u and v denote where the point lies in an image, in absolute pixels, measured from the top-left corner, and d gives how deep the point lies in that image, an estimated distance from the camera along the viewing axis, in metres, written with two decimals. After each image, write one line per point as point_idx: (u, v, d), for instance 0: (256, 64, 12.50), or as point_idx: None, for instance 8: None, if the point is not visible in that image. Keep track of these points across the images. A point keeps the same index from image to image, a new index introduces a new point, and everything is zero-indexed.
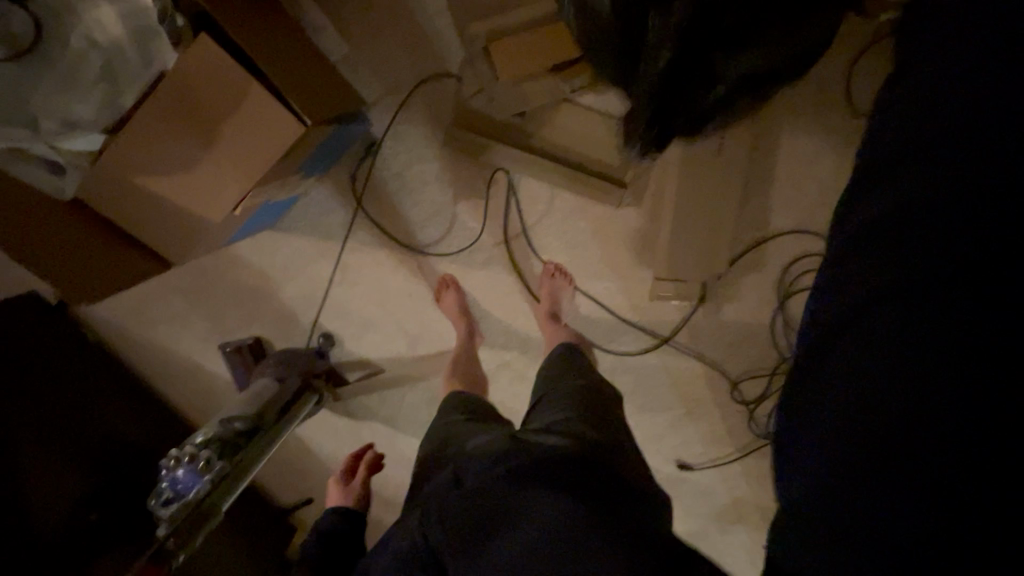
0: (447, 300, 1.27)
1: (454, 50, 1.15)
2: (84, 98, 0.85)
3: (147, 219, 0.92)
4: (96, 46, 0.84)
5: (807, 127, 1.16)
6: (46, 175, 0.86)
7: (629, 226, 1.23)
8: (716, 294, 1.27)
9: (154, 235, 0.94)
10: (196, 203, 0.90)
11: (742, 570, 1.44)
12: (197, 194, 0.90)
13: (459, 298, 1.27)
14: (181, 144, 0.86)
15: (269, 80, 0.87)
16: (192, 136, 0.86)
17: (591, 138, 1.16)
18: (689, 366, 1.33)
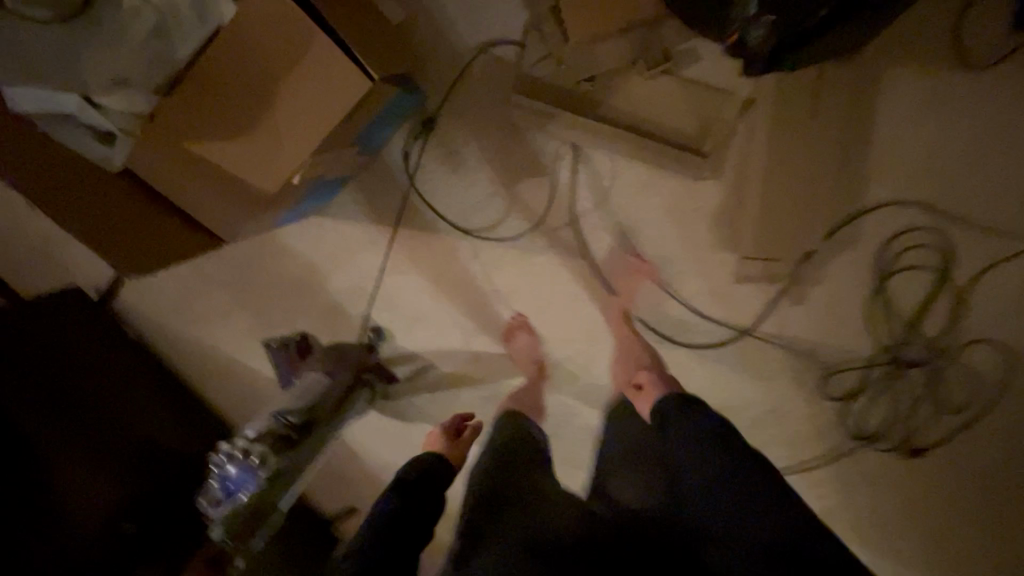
0: (518, 341, 1.22)
1: (517, 15, 1.08)
2: (137, 59, 0.76)
3: (201, 188, 0.84)
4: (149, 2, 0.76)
5: (910, 83, 1.05)
6: (98, 146, 0.79)
7: (706, 202, 1.12)
8: (805, 276, 1.15)
9: (206, 207, 0.86)
10: (250, 171, 0.82)
11: None
12: (252, 160, 0.81)
13: (532, 341, 1.22)
14: (239, 104, 0.79)
15: (330, 31, 0.80)
16: (250, 97, 0.79)
17: (668, 104, 1.06)
18: (774, 357, 1.20)
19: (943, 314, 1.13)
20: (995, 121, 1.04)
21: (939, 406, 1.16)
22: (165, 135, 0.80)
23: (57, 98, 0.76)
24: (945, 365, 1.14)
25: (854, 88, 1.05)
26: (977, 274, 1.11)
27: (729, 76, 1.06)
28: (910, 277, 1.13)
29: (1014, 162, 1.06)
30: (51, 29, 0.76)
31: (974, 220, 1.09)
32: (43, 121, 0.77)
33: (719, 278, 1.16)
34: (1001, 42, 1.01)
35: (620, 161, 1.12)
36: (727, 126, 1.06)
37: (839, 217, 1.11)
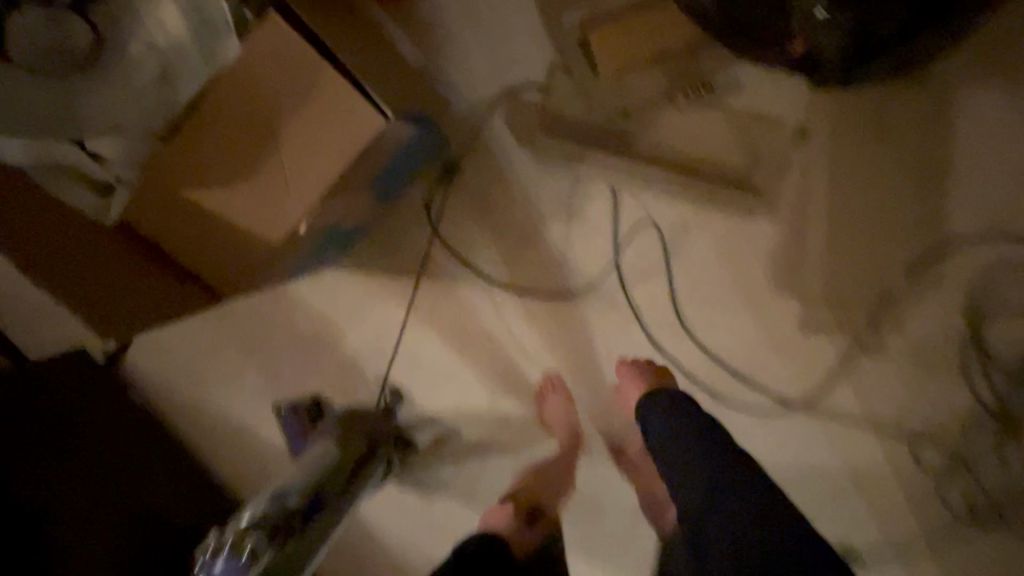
0: (550, 404, 1.10)
1: (543, 49, 1.00)
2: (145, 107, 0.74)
3: (201, 240, 0.77)
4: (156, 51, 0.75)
5: (991, 103, 0.93)
6: (93, 197, 0.76)
7: (761, 243, 1.00)
8: (882, 323, 0.99)
9: (206, 261, 0.78)
10: (253, 220, 0.75)
11: None
12: (256, 208, 0.74)
13: (565, 401, 1.09)
14: (244, 149, 0.72)
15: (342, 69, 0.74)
16: (253, 142, 0.72)
17: (712, 137, 0.97)
18: (852, 418, 1.03)
19: None
20: None
21: None
22: (163, 185, 0.74)
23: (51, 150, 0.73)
24: None
25: (925, 112, 0.93)
26: None
27: (780, 103, 0.96)
28: (1013, 324, 0.96)
29: None
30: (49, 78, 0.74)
31: None
32: (36, 173, 0.74)
33: (780, 328, 1.02)
34: None
35: (660, 200, 1.01)
36: (777, 159, 0.97)
37: (919, 255, 0.97)
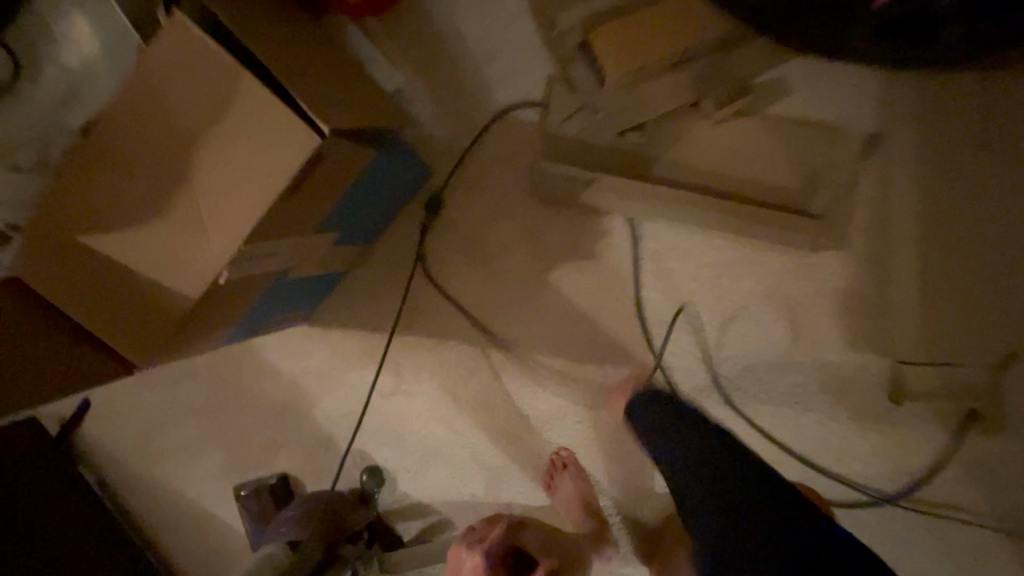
0: (563, 492, 0.86)
1: (539, 63, 0.84)
2: (47, 138, 0.63)
3: (93, 299, 0.60)
4: (66, 72, 0.63)
5: None
6: None
7: (828, 283, 0.77)
8: (1006, 387, 0.74)
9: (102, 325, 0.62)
10: (162, 271, 0.59)
11: None
12: (163, 255, 0.59)
13: (581, 487, 0.85)
14: (148, 184, 0.58)
15: (274, 82, 0.59)
16: (159, 175, 0.58)
17: (753, 153, 0.78)
18: (976, 518, 0.76)
19: None
20: None
21: None
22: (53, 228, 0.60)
23: None
24: None
25: None
26: None
27: (840, 106, 0.76)
28: None
29: None
30: None
31: None
32: None
33: (863, 394, 0.77)
34: None
35: (693, 233, 0.81)
36: (842, 176, 0.76)
37: None
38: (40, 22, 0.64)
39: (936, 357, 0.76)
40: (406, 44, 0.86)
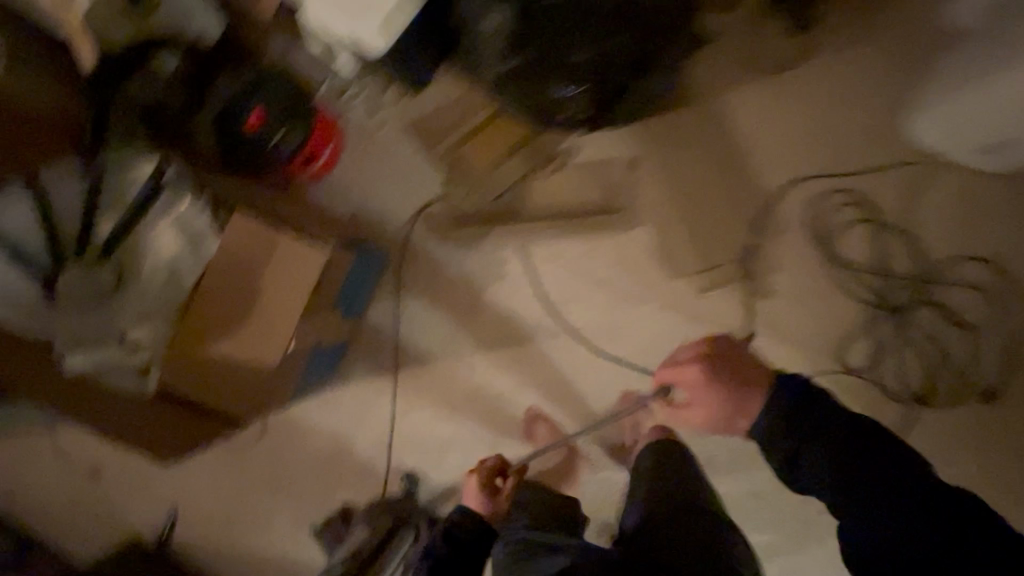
0: (539, 433, 1.30)
1: (430, 173, 1.32)
2: (161, 305, 1.03)
3: (215, 382, 1.01)
4: (161, 265, 1.04)
5: (751, 95, 1.23)
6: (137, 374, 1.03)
7: (646, 247, 1.27)
8: (757, 271, 1.25)
9: (214, 397, 1.01)
10: (252, 353, 1.00)
11: None
12: (252, 344, 1.00)
13: (551, 426, 1.30)
14: (235, 309, 1.01)
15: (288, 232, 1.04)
16: (242, 299, 1.01)
17: (571, 187, 1.28)
18: (774, 352, 1.25)
19: (900, 255, 1.22)
20: (836, 95, 1.22)
21: (944, 339, 1.22)
22: (181, 350, 1.00)
23: (106, 351, 1.02)
24: (925, 301, 1.22)
25: (710, 117, 1.23)
26: (903, 213, 1.22)
27: (608, 146, 1.27)
28: (853, 238, 1.23)
29: (871, 117, 1.22)
30: (93, 304, 1.03)
31: (872, 172, 1.22)
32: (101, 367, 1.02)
33: (685, 302, 1.26)
34: (801, 41, 1.22)
35: (556, 243, 1.29)
36: (624, 184, 1.27)
37: (758, 212, 1.24)
38: (138, 240, 1.05)
39: (719, 269, 1.24)
40: (345, 186, 1.33)
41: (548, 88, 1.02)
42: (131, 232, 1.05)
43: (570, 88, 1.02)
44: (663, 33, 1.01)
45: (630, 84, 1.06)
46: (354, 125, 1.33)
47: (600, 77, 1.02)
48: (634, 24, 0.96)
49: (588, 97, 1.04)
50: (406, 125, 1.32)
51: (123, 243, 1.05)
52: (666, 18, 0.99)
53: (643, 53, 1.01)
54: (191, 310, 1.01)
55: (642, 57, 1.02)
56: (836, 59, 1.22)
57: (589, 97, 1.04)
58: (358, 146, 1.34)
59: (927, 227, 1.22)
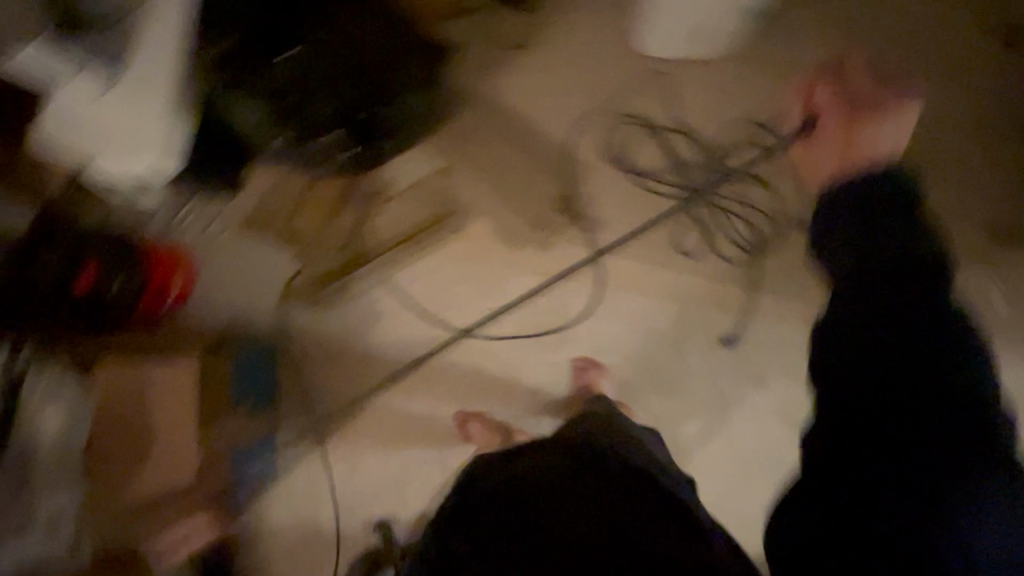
0: (474, 430, 1.37)
1: (281, 255, 1.43)
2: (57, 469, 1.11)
3: (146, 504, 1.23)
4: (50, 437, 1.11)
5: (510, 76, 1.42)
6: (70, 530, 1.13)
7: (486, 231, 1.41)
8: (583, 210, 1.40)
9: (149, 513, 1.23)
10: (164, 466, 1.22)
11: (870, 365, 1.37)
12: (163, 458, 1.22)
13: (482, 421, 1.37)
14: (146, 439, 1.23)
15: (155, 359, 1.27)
16: (137, 428, 1.24)
17: (404, 212, 1.42)
18: (630, 268, 1.40)
19: (685, 148, 1.42)
20: (575, 48, 1.42)
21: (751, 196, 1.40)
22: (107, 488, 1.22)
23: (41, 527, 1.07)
24: (722, 173, 1.40)
25: (485, 108, 1.42)
26: (671, 114, 1.42)
27: (417, 166, 1.42)
28: (643, 150, 1.41)
29: (610, 53, 1.42)
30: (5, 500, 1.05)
31: (632, 93, 1.42)
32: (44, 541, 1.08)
33: (540, 261, 1.40)
34: (527, 21, 1.43)
35: (413, 263, 1.42)
36: (445, 190, 1.42)
37: (561, 164, 1.41)
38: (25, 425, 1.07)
39: (551, 222, 1.40)
40: (207, 299, 1.40)
41: (312, 141, 1.18)
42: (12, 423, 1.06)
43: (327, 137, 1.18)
44: (393, 60, 1.16)
45: (390, 111, 1.19)
46: (195, 244, 1.43)
47: (354, 117, 1.16)
48: (364, 73, 1.14)
49: (351, 136, 1.20)
50: (242, 224, 1.43)
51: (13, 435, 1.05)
52: (383, 49, 1.15)
53: (380, 83, 1.15)
54: (109, 452, 1.23)
55: (381, 86, 1.15)
56: (561, 23, 1.43)
57: (352, 136, 1.20)
58: (207, 259, 1.43)
59: (695, 117, 1.42)
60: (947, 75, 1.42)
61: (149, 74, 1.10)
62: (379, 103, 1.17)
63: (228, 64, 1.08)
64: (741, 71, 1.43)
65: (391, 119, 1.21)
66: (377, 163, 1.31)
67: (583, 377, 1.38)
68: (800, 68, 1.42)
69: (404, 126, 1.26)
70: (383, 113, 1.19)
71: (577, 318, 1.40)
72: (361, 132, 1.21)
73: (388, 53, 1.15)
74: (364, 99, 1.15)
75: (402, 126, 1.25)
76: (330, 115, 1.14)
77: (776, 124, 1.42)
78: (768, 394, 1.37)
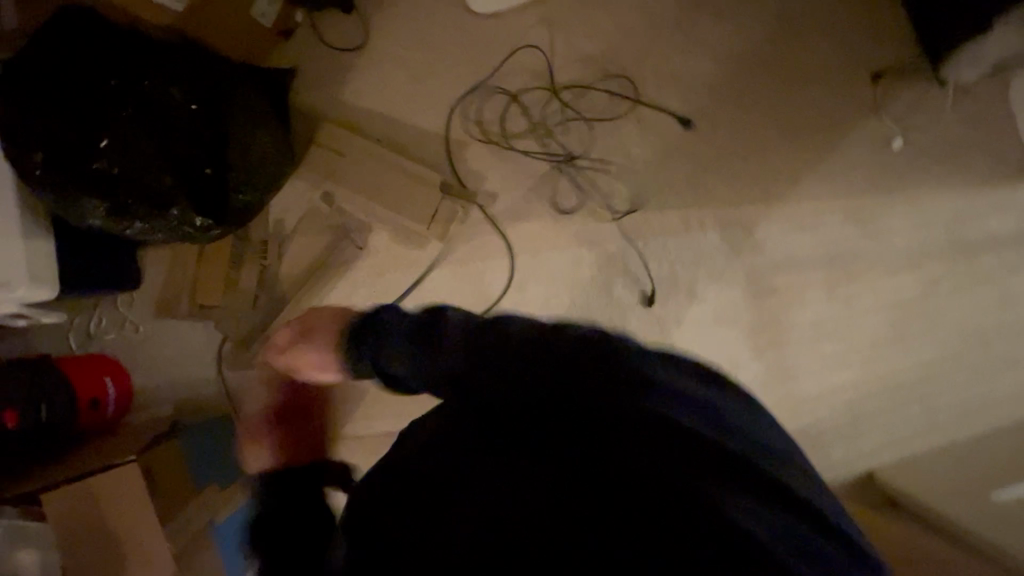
0: None
1: (202, 328, 1.43)
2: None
3: None
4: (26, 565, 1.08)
5: (358, 82, 1.39)
6: None
7: (387, 240, 1.40)
8: (472, 188, 1.38)
9: None
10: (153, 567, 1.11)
11: (791, 245, 1.37)
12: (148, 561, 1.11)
13: None
14: (114, 550, 1.11)
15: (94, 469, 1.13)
16: (102, 543, 1.10)
17: (303, 246, 1.40)
18: (535, 228, 1.39)
19: (551, 94, 1.38)
20: (413, 33, 1.38)
21: (630, 119, 1.38)
22: None
23: None
24: (594, 107, 1.38)
25: (345, 121, 1.39)
26: (527, 65, 1.38)
27: (300, 198, 1.40)
28: (511, 109, 1.38)
29: (449, 26, 1.38)
30: None
31: (483, 58, 1.38)
32: None
33: (448, 251, 1.40)
34: (356, 20, 1.38)
35: (328, 294, 1.41)
36: (334, 213, 1.39)
37: (436, 151, 1.39)
38: None
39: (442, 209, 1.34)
40: (155, 390, 1.44)
41: (164, 221, 1.11)
42: None
43: (176, 212, 1.11)
44: (214, 110, 1.12)
45: (230, 161, 1.15)
46: (120, 343, 1.44)
47: (196, 179, 1.13)
48: (197, 139, 1.11)
49: (201, 200, 1.14)
50: (154, 310, 1.42)
51: None
52: (199, 101, 1.11)
53: (208, 136, 1.12)
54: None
55: (211, 138, 1.12)
56: (391, 11, 1.38)
57: (201, 199, 1.14)
58: (137, 354, 1.44)
59: (552, 60, 1.38)
60: None
61: None
62: (215, 157, 1.13)
63: (53, 177, 1.03)
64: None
65: (237, 169, 1.16)
66: (249, 218, 1.23)
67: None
68: None
69: (258, 170, 1.19)
70: (224, 166, 1.14)
71: (500, 293, 1.40)
72: (216, 193, 1.16)
73: (207, 104, 1.11)
74: (199, 157, 1.12)
75: (256, 173, 1.19)
76: (172, 186, 1.11)
77: (637, 41, 1.37)
78: (701, 304, 1.38)
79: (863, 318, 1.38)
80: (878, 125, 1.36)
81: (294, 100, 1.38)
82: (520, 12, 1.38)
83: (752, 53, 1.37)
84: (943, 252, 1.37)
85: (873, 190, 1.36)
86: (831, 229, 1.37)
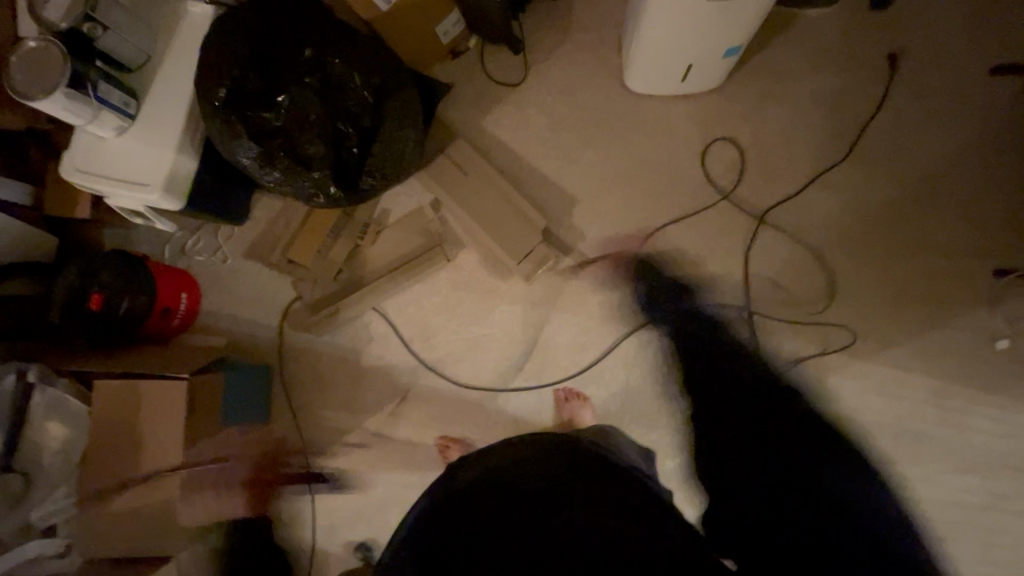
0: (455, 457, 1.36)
1: (283, 280, 1.51)
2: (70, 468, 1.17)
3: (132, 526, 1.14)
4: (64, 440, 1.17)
5: (501, 115, 1.48)
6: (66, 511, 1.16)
7: (473, 261, 1.46)
8: (569, 241, 1.43)
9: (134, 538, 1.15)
10: (155, 488, 1.13)
11: (863, 405, 1.33)
12: (155, 480, 1.13)
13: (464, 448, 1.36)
14: (131, 455, 1.13)
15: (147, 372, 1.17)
16: (124, 447, 1.13)
17: (397, 242, 1.47)
18: (615, 298, 1.41)
19: (671, 184, 1.43)
20: (565, 89, 1.47)
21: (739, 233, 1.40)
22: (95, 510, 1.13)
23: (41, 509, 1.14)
24: (707, 210, 1.41)
25: (478, 145, 1.47)
26: (657, 150, 1.44)
27: (412, 198, 1.48)
28: (631, 185, 1.43)
29: (598, 94, 1.47)
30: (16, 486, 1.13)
31: (619, 130, 1.45)
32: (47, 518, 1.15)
33: (526, 291, 1.43)
34: (518, 63, 1.48)
35: (404, 290, 1.47)
36: (436, 222, 1.46)
37: (549, 197, 1.45)
38: (38, 422, 1.16)
39: (538, 251, 1.39)
40: (218, 320, 1.52)
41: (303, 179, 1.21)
42: (30, 419, 1.15)
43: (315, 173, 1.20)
44: (379, 97, 1.21)
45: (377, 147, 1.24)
46: (207, 267, 1.53)
47: (343, 154, 1.22)
48: (354, 118, 1.20)
49: (338, 172, 1.23)
50: (248, 250, 1.52)
51: (30, 428, 1.15)
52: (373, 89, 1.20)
53: (365, 119, 1.21)
54: (96, 469, 1.13)
55: (366, 122, 1.21)
56: (552, 65, 1.48)
57: (338, 171, 1.23)
58: (217, 282, 1.53)
59: (684, 154, 1.43)
60: (955, 122, 1.39)
61: (160, 114, 1.23)
62: (368, 139, 1.23)
63: (227, 113, 1.15)
64: (732, 107, 1.43)
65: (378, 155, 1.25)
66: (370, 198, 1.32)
67: (565, 410, 1.38)
68: (792, 103, 1.43)
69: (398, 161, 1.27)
70: (370, 147, 1.23)
71: (560, 346, 1.41)
72: (351, 168, 1.24)
73: (379, 92, 1.21)
74: (352, 131, 1.20)
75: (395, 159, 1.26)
76: (321, 151, 1.19)
77: (767, 160, 1.42)
78: None
79: (916, 506, 1.30)
80: (988, 321, 1.32)
81: (439, 113, 1.48)
82: (668, 103, 1.44)
83: (879, 210, 1.38)
84: (1020, 472, 1.29)
85: (964, 381, 1.31)
86: (907, 404, 1.32)
